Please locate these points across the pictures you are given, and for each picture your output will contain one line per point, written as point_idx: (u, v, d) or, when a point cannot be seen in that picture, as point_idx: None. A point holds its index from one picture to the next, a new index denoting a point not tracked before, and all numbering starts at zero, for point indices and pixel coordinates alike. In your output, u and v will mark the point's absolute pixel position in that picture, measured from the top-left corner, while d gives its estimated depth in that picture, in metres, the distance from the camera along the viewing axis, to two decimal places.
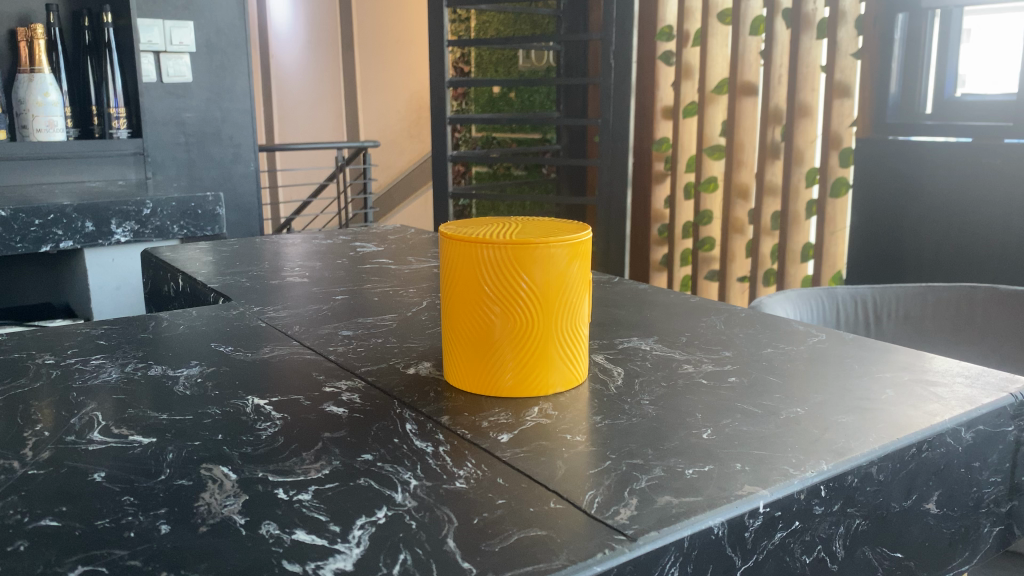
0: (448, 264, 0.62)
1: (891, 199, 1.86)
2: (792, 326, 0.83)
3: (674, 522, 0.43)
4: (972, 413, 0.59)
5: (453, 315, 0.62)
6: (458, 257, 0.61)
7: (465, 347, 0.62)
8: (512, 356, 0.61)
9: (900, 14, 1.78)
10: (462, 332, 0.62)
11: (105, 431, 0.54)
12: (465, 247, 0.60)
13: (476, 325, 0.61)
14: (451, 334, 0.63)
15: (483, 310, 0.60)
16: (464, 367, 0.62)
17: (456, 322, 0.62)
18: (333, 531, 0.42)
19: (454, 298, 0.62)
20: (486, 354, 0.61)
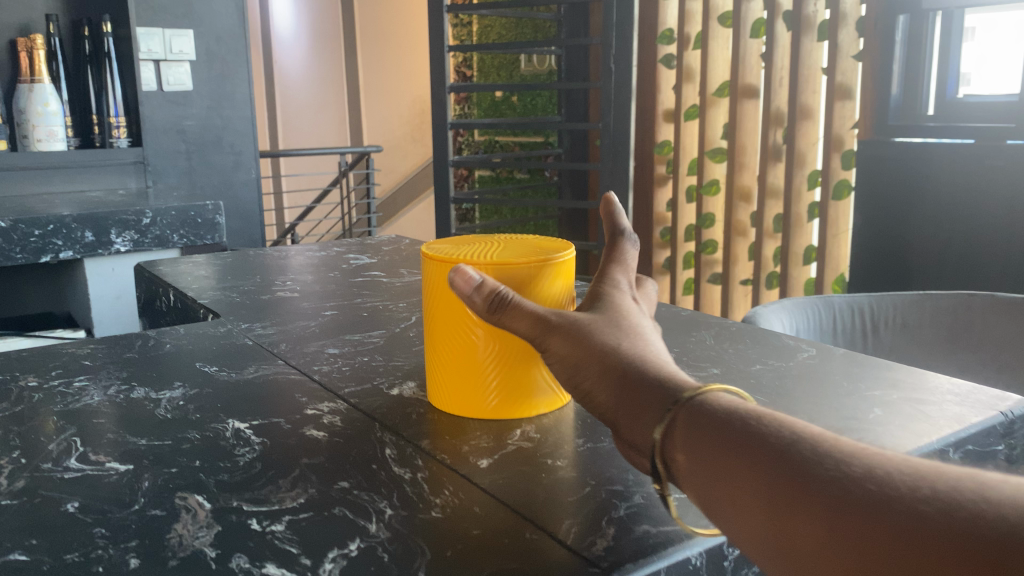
0: (431, 283, 0.62)
1: (898, 203, 2.03)
2: (782, 341, 0.83)
3: (650, 553, 0.42)
4: (960, 433, 0.58)
5: (436, 335, 0.62)
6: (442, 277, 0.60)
7: (449, 368, 0.61)
8: (495, 377, 0.60)
9: (901, 16, 1.95)
10: (447, 353, 0.61)
11: (82, 458, 0.54)
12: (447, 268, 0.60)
13: (461, 347, 0.60)
14: (435, 356, 0.62)
15: (465, 330, 0.60)
16: (450, 388, 0.62)
17: (440, 343, 0.62)
18: (304, 564, 0.41)
19: (438, 319, 0.61)
20: (470, 376, 0.60)
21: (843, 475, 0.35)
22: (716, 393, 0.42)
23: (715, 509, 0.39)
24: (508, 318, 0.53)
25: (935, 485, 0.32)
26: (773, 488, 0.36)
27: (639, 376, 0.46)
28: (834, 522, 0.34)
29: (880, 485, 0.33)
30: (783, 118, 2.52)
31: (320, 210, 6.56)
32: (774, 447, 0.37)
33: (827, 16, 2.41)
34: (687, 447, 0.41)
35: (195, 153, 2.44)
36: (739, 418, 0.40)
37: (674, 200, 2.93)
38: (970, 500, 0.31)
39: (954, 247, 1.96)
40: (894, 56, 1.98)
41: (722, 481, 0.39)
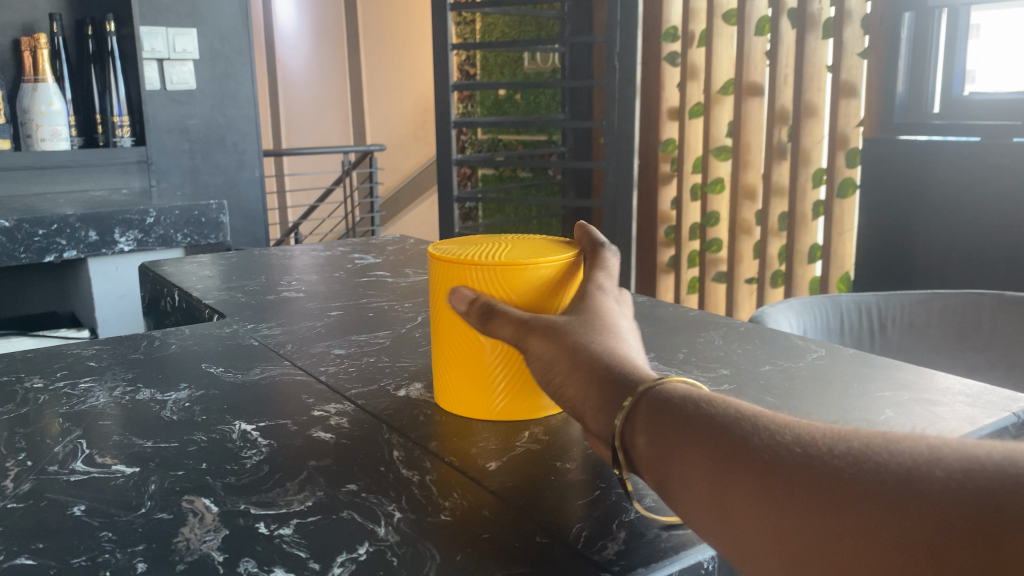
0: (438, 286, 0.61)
1: (904, 200, 2.03)
2: (791, 341, 0.82)
3: (663, 558, 0.42)
4: (971, 433, 0.58)
5: (443, 340, 0.61)
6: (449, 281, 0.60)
7: (456, 371, 0.61)
8: (502, 380, 0.60)
9: (906, 13, 1.93)
10: (453, 357, 0.61)
11: (88, 460, 0.54)
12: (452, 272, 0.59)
13: (466, 352, 0.60)
14: (441, 358, 0.62)
15: (471, 335, 0.59)
16: (456, 391, 0.61)
17: (446, 347, 0.61)
18: (312, 568, 0.41)
19: (444, 323, 0.61)
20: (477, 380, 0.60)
21: (771, 443, 0.36)
22: (673, 382, 0.43)
23: (664, 490, 0.40)
24: (495, 327, 0.55)
25: (851, 443, 0.35)
26: (713, 462, 0.38)
27: (602, 371, 0.46)
28: (765, 487, 0.35)
29: (804, 447, 0.35)
30: (787, 116, 2.51)
31: (323, 209, 6.56)
32: (713, 424, 0.39)
33: (832, 14, 2.40)
34: (645, 435, 0.42)
35: (199, 152, 2.44)
36: (686, 401, 0.41)
37: (678, 198, 2.92)
38: (885, 453, 0.33)
39: (960, 246, 1.95)
40: (899, 54, 1.97)
41: (670, 462, 0.40)
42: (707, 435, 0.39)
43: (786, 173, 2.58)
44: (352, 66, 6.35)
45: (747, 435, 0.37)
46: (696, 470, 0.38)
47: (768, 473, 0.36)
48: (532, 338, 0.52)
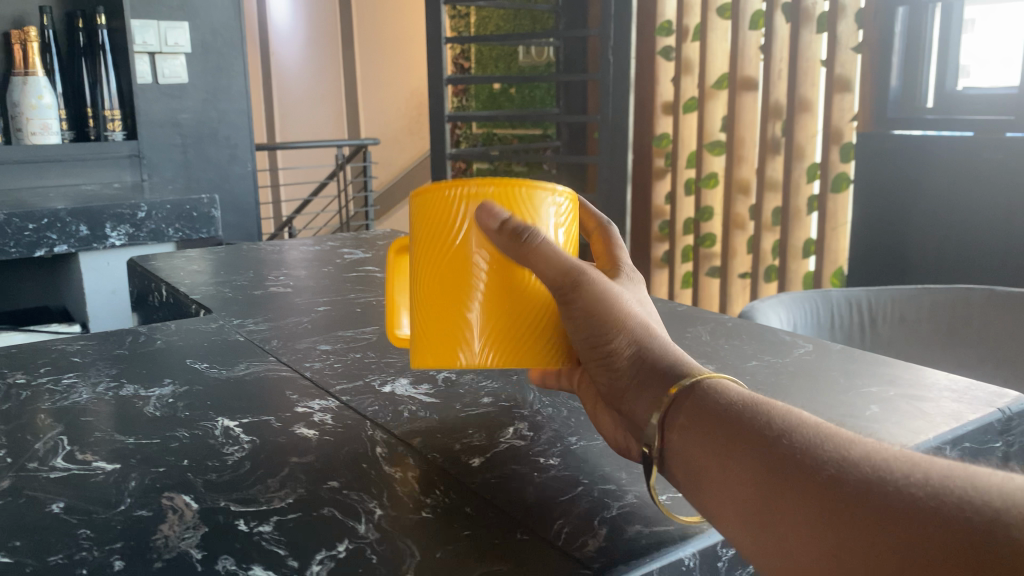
0: (416, 220, 0.50)
1: (897, 196, 2.03)
2: (779, 337, 0.82)
3: (643, 555, 0.42)
4: (957, 430, 0.58)
5: (421, 284, 0.50)
6: (430, 209, 0.49)
7: (439, 321, 0.50)
8: (513, 325, 0.49)
9: (900, 8, 1.98)
10: (436, 302, 0.50)
11: (69, 457, 0.53)
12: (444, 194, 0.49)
13: (463, 293, 0.49)
14: (436, 318, 0.50)
15: (478, 270, 0.49)
16: (437, 346, 0.50)
17: (425, 293, 0.50)
18: (291, 566, 0.41)
19: (426, 260, 0.50)
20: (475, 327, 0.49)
21: (837, 463, 0.37)
22: (726, 383, 0.45)
23: (704, 480, 0.41)
24: (536, 257, 0.47)
25: (927, 475, 0.35)
26: (767, 467, 0.39)
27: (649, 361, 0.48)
28: (823, 500, 0.36)
29: (874, 470, 0.36)
30: (781, 110, 2.51)
31: (317, 203, 6.56)
32: (772, 433, 0.40)
33: (826, 8, 2.40)
34: (689, 429, 0.43)
35: (191, 145, 2.43)
36: (740, 405, 0.42)
37: (672, 193, 2.92)
38: (959, 489, 0.34)
39: (954, 240, 1.95)
40: (894, 48, 2.01)
41: (713, 458, 0.41)
42: (763, 442, 0.40)
43: (780, 168, 2.57)
44: (346, 59, 6.33)
45: (811, 451, 0.38)
46: (742, 470, 0.40)
47: (823, 489, 0.36)
48: (581, 292, 0.48)
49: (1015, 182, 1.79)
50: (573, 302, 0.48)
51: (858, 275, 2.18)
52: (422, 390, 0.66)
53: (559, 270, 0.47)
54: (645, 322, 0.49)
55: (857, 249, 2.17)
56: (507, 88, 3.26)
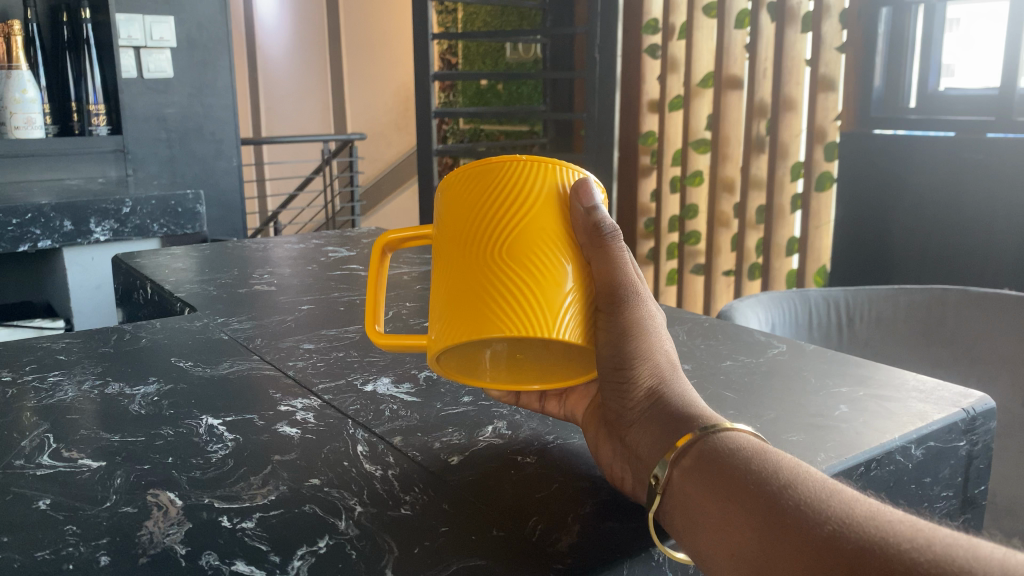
0: (464, 189, 0.46)
1: (880, 196, 2.06)
2: (754, 337, 0.84)
3: (614, 549, 0.43)
4: (921, 429, 0.60)
5: (474, 256, 0.46)
6: (496, 177, 0.46)
7: (490, 297, 0.45)
8: (576, 305, 0.47)
9: (883, 8, 2.00)
10: (489, 278, 0.45)
11: (55, 455, 0.55)
12: (518, 162, 0.46)
13: (533, 265, 0.45)
14: (476, 295, 0.46)
15: (552, 243, 0.46)
16: (484, 326, 0.45)
17: (471, 269, 0.46)
18: (273, 561, 0.42)
19: (488, 229, 0.45)
20: (540, 301, 0.45)
21: (839, 521, 0.37)
22: (738, 429, 0.44)
23: (702, 520, 0.41)
24: (613, 249, 0.47)
25: (930, 541, 0.34)
26: (768, 521, 0.38)
27: (664, 401, 0.47)
28: (819, 560, 0.36)
29: (876, 532, 0.35)
30: (766, 109, 2.54)
31: (302, 198, 6.55)
32: (776, 484, 0.40)
33: (811, 8, 2.41)
34: (697, 474, 0.43)
35: (176, 141, 2.43)
36: (747, 452, 0.42)
37: (657, 190, 2.94)
38: (962, 561, 0.33)
39: (935, 241, 1.97)
40: (877, 49, 2.03)
41: (714, 504, 0.41)
42: (768, 493, 0.39)
43: (764, 166, 2.60)
44: (333, 53, 6.31)
45: (813, 507, 0.38)
46: (743, 522, 0.39)
47: (821, 547, 0.36)
48: (631, 303, 0.48)
49: (995, 181, 1.81)
50: (619, 313, 0.48)
51: (840, 275, 2.21)
52: (404, 389, 0.68)
53: (624, 269, 0.47)
54: (669, 358, 0.49)
55: (840, 249, 2.19)
56: (495, 84, 3.27)
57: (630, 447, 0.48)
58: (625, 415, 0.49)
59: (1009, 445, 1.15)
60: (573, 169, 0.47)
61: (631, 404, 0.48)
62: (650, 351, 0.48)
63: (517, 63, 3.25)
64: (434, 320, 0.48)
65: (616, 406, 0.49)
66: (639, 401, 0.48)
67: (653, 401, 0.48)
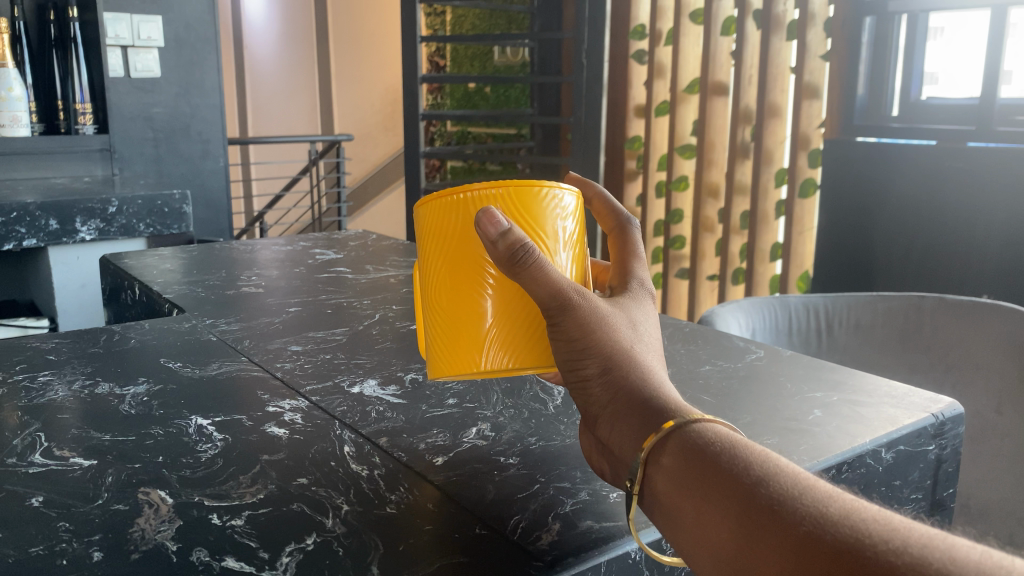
0: (418, 229, 0.51)
1: (863, 203, 2.09)
2: (733, 342, 0.86)
3: (592, 548, 0.45)
4: (892, 433, 0.62)
5: (444, 296, 0.50)
6: (445, 219, 0.48)
7: (462, 334, 0.50)
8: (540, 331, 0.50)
9: (868, 18, 2.03)
10: (458, 318, 0.50)
11: (47, 453, 0.56)
12: (462, 201, 0.48)
13: (496, 309, 0.49)
14: (440, 328, 0.51)
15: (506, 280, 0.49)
16: (462, 359, 0.50)
17: (443, 307, 0.50)
18: (262, 558, 0.43)
19: (451, 272, 0.49)
20: (505, 339, 0.49)
21: (816, 519, 0.37)
22: (708, 419, 0.44)
23: (680, 521, 0.42)
24: (530, 268, 0.45)
25: (906, 541, 0.35)
26: (744, 520, 0.39)
27: (619, 401, 0.46)
28: (799, 559, 0.37)
29: (853, 532, 0.36)
30: (751, 115, 2.57)
31: (288, 198, 6.54)
32: (749, 481, 0.40)
33: (796, 16, 2.44)
34: (670, 472, 0.43)
35: (163, 140, 2.43)
36: (718, 447, 0.42)
37: (643, 195, 2.96)
38: (940, 559, 0.34)
39: (918, 249, 2.00)
40: (860, 57, 2.07)
41: (690, 503, 0.41)
42: (742, 490, 0.40)
43: (748, 172, 2.62)
44: (320, 54, 6.31)
45: (790, 506, 0.38)
46: (718, 520, 0.40)
47: (799, 546, 0.37)
48: (571, 308, 0.46)
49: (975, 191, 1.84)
50: (560, 319, 0.47)
51: (821, 281, 2.24)
52: (390, 391, 0.69)
53: (549, 282, 0.46)
54: (631, 345, 0.48)
55: (824, 256, 2.23)
56: (482, 87, 3.25)
57: (602, 442, 0.48)
58: (591, 409, 0.48)
59: (981, 450, 1.18)
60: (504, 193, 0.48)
61: (595, 400, 0.47)
62: (598, 349, 0.47)
63: (504, 66, 3.24)
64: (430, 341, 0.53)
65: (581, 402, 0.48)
66: (603, 393, 0.47)
67: (610, 394, 0.47)
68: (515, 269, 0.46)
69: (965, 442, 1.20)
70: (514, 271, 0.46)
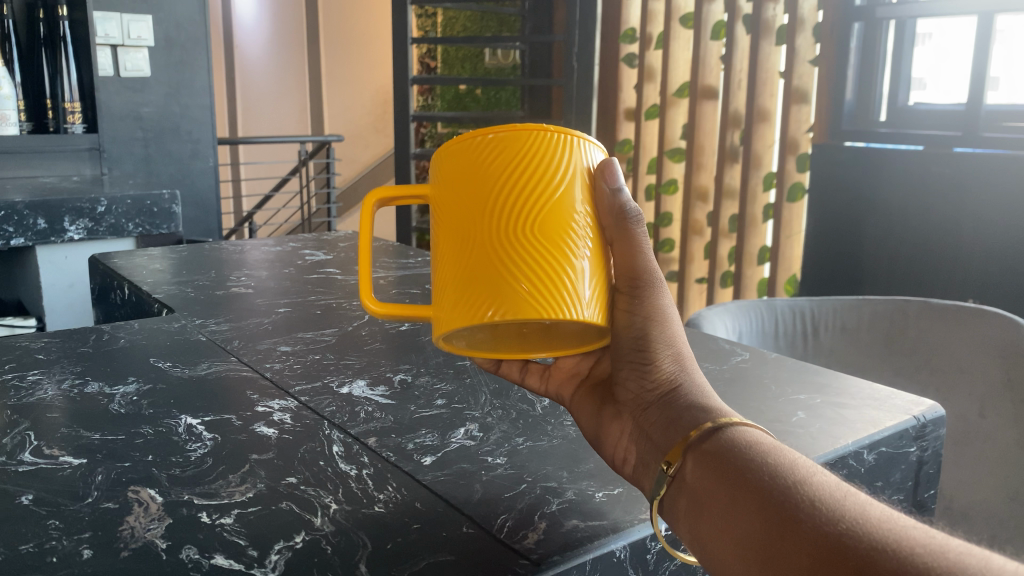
0: (460, 163, 0.47)
1: (851, 208, 2.10)
2: (719, 345, 0.87)
3: (578, 547, 0.45)
4: (874, 435, 0.62)
5: (481, 229, 0.46)
6: (511, 145, 0.45)
7: (499, 275, 0.46)
8: (593, 283, 0.48)
9: (856, 23, 2.10)
10: (497, 255, 0.46)
11: (36, 452, 0.56)
12: (530, 132, 0.46)
13: (547, 247, 0.46)
14: (481, 274, 0.46)
15: (569, 222, 0.46)
16: (502, 303, 0.46)
17: (477, 242, 0.46)
18: (251, 556, 0.44)
19: (493, 201, 0.46)
20: (547, 280, 0.46)
21: (853, 520, 0.38)
22: (754, 426, 0.45)
23: (711, 511, 0.43)
24: (636, 233, 0.49)
25: (944, 549, 0.35)
26: (779, 512, 0.39)
27: (677, 394, 0.49)
28: (830, 554, 0.37)
29: (890, 535, 0.36)
30: (740, 119, 2.58)
31: (277, 198, 6.53)
32: (788, 480, 0.41)
33: (785, 21, 2.46)
34: (708, 462, 0.44)
35: (152, 140, 2.43)
36: (763, 447, 0.43)
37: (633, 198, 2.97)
38: (975, 567, 0.34)
39: (905, 254, 2.01)
40: (849, 61, 2.14)
41: (723, 494, 0.42)
42: (780, 487, 0.40)
43: (737, 176, 2.64)
44: (311, 54, 6.31)
45: (827, 506, 0.39)
46: (752, 510, 0.40)
47: (831, 541, 0.37)
48: (653, 288, 0.50)
49: (958, 197, 1.85)
50: (640, 298, 0.50)
51: (808, 285, 2.26)
52: (379, 391, 0.70)
53: (647, 258, 0.50)
54: (685, 347, 0.51)
55: (810, 261, 2.24)
56: (473, 88, 3.24)
57: (642, 429, 0.50)
58: (643, 397, 0.50)
59: (965, 453, 1.19)
60: (591, 144, 0.48)
61: (651, 386, 0.50)
62: (669, 339, 0.50)
63: (495, 69, 3.23)
64: (444, 288, 0.48)
65: (633, 388, 0.51)
66: (659, 383, 0.50)
67: (673, 384, 0.49)
68: (624, 224, 0.48)
69: (948, 445, 1.21)
70: (620, 229, 0.49)
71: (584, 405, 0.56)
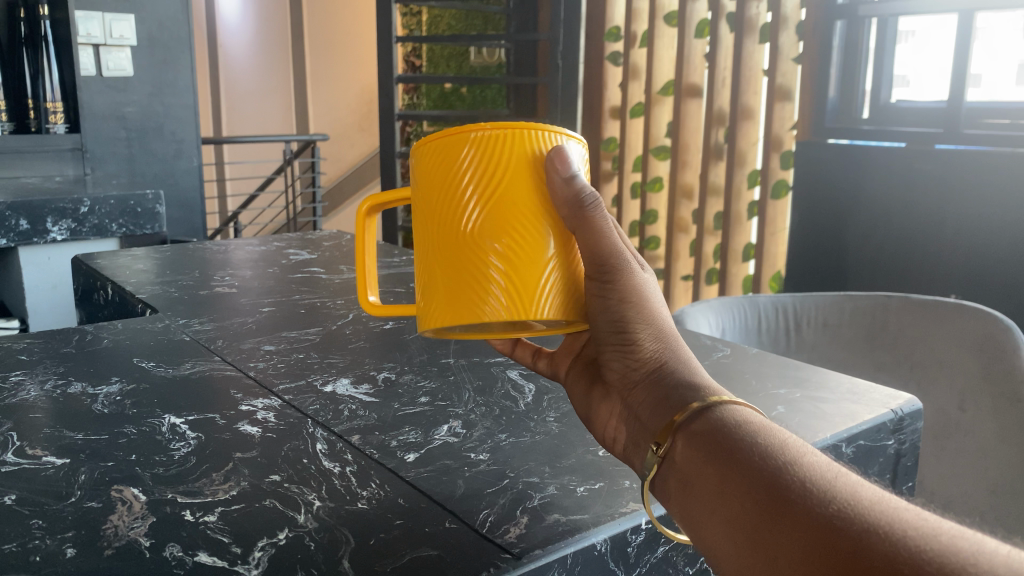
0: (424, 168, 0.48)
1: (835, 206, 2.12)
2: (701, 341, 0.88)
3: (559, 541, 0.46)
4: (852, 429, 0.63)
5: (448, 233, 0.47)
6: (458, 151, 0.46)
7: (471, 276, 0.47)
8: (557, 275, 0.48)
9: (838, 22, 2.14)
10: (469, 259, 0.47)
11: (19, 452, 0.56)
12: (488, 132, 0.46)
13: (512, 245, 0.47)
14: (450, 278, 0.48)
15: (532, 220, 0.47)
16: (471, 306, 0.48)
17: (452, 246, 0.47)
18: (234, 553, 0.44)
19: (455, 208, 0.47)
20: (517, 283, 0.47)
21: (844, 502, 0.38)
22: (744, 405, 0.45)
23: (697, 490, 0.43)
24: (597, 221, 0.47)
25: (936, 532, 0.36)
26: (770, 494, 0.40)
27: (662, 373, 0.49)
28: (821, 536, 0.37)
29: (882, 518, 0.37)
30: (724, 117, 2.59)
31: (262, 198, 6.51)
32: (779, 460, 0.41)
33: (769, 19, 2.47)
34: (697, 442, 0.44)
35: (135, 140, 2.42)
36: (753, 427, 0.43)
37: (618, 196, 2.98)
38: (966, 551, 0.35)
39: (889, 251, 2.03)
40: (831, 61, 2.17)
41: (713, 474, 0.42)
42: (770, 468, 0.41)
43: (722, 173, 2.65)
44: (296, 53, 6.29)
45: (817, 487, 0.39)
46: (742, 491, 0.41)
47: (822, 523, 0.37)
48: (622, 271, 0.48)
49: (943, 195, 1.87)
50: (610, 285, 0.49)
51: (792, 283, 2.27)
52: (363, 390, 0.70)
53: (612, 241, 0.48)
54: (670, 324, 0.50)
55: (793, 257, 2.26)
56: (459, 88, 3.28)
57: (630, 408, 0.50)
58: (630, 377, 0.50)
59: (946, 446, 1.21)
60: (546, 133, 0.47)
61: (636, 366, 0.50)
62: (648, 318, 0.49)
63: (480, 67, 3.25)
64: (423, 289, 0.50)
65: (619, 367, 0.51)
66: (645, 363, 0.50)
67: (658, 363, 0.49)
68: (581, 216, 0.47)
69: (929, 440, 1.22)
70: (580, 219, 0.47)
71: (575, 386, 0.57)
